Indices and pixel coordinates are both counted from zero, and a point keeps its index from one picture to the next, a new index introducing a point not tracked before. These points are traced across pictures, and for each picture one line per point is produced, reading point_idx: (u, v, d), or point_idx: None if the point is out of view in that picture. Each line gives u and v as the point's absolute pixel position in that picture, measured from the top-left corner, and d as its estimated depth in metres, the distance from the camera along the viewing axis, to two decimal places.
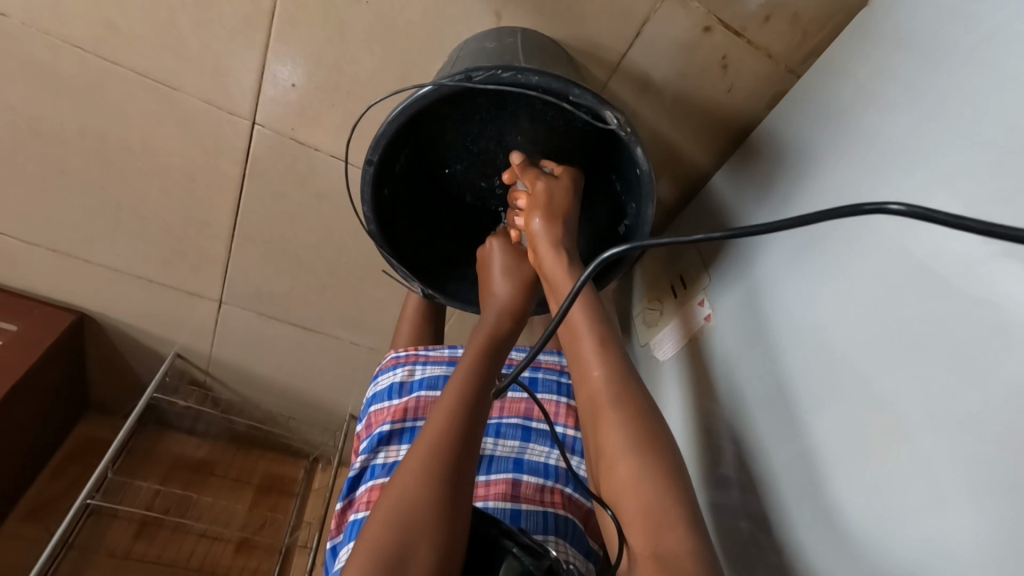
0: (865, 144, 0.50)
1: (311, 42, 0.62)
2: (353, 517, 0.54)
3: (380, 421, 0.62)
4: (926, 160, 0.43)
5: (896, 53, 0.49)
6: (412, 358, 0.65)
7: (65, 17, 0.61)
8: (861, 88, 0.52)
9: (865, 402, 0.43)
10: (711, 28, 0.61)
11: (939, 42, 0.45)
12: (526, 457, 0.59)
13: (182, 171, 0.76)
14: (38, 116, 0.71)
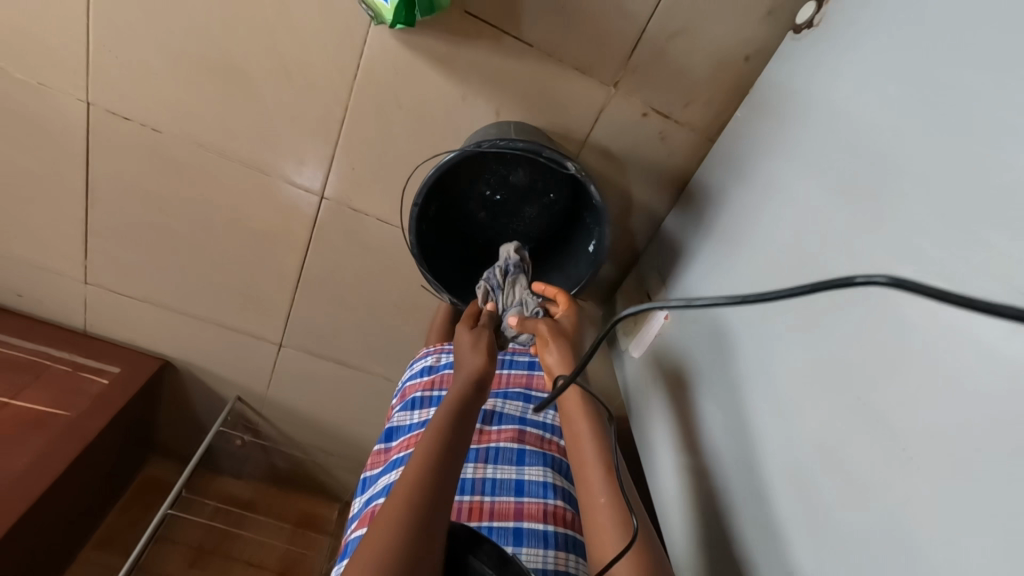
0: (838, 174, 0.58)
1: (369, 139, 0.89)
2: (395, 457, 0.69)
3: (413, 391, 0.78)
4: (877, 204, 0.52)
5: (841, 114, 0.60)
6: (439, 348, 0.81)
7: (200, 128, 0.89)
8: (810, 142, 0.64)
9: (867, 425, 0.48)
10: (647, 114, 0.87)
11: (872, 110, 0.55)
12: (528, 415, 0.72)
13: (264, 234, 1.00)
14: (165, 198, 0.96)
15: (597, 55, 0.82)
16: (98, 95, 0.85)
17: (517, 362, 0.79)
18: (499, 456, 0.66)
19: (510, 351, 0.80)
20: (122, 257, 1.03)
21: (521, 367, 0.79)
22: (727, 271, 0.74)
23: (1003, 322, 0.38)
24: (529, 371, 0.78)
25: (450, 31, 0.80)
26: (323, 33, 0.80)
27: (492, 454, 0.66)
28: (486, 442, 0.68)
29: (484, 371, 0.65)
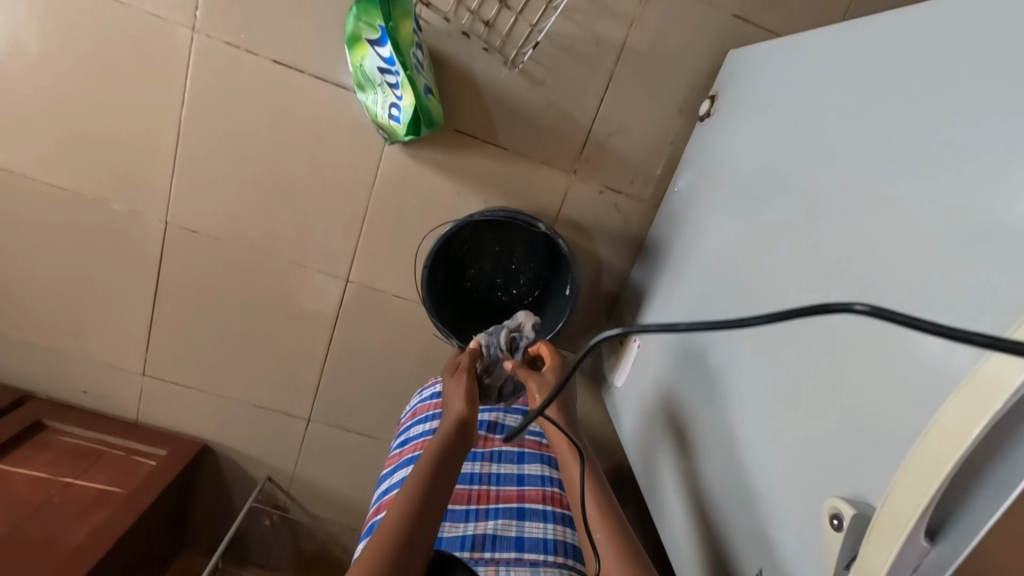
0: (781, 184, 0.71)
1: (386, 231, 1.12)
2: (413, 455, 0.75)
3: (424, 409, 0.83)
4: (832, 203, 0.61)
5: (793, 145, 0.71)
6: None
7: (252, 234, 1.12)
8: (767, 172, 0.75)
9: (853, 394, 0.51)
10: (602, 191, 1.11)
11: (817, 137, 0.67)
12: (526, 425, 0.83)
13: (298, 317, 1.19)
14: (219, 294, 1.17)
15: (557, 152, 1.07)
16: (175, 216, 1.10)
17: None
18: (502, 457, 0.77)
19: None
20: (178, 349, 1.21)
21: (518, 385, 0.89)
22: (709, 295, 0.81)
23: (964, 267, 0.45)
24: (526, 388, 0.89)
25: (444, 145, 1.06)
26: (349, 155, 1.07)
27: (496, 456, 0.78)
28: (491, 447, 0.79)
29: (466, 415, 0.71)
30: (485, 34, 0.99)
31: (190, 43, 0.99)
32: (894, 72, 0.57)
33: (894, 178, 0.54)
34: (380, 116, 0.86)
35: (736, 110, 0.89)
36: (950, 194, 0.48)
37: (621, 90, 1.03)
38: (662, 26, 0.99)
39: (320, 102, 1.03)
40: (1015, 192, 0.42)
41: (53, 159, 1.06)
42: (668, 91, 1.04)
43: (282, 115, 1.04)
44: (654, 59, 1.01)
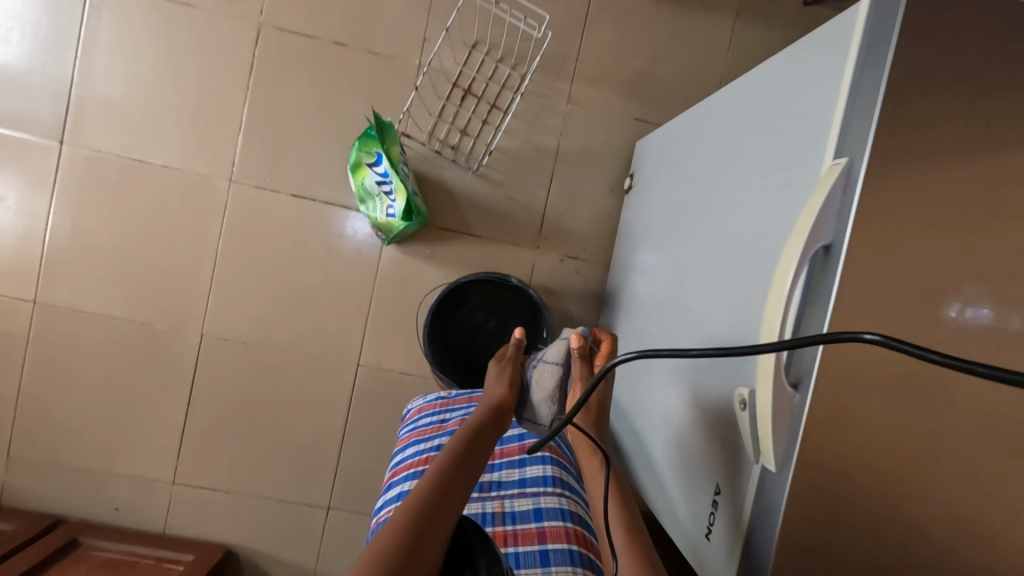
0: (698, 194, 0.91)
1: (390, 316, 1.34)
2: (422, 437, 0.89)
3: (429, 406, 0.97)
4: (724, 195, 0.80)
5: (701, 168, 0.92)
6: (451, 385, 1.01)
7: (276, 334, 1.32)
8: (687, 194, 0.95)
9: (746, 317, 0.67)
10: (564, 260, 1.35)
11: (715, 154, 0.87)
12: None
13: (316, 405, 1.33)
14: (246, 392, 1.32)
15: (520, 234, 1.34)
16: (211, 328, 1.30)
17: None
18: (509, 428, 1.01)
19: None
20: (207, 452, 1.32)
21: None
22: (664, 299, 0.98)
23: (786, 205, 0.64)
24: None
25: (431, 240, 1.32)
26: (355, 257, 1.32)
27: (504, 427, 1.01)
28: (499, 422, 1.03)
29: (502, 405, 0.82)
30: (452, 154, 1.31)
31: (227, 191, 1.29)
32: (751, 94, 0.79)
33: (751, 169, 0.73)
34: (380, 217, 1.12)
35: (652, 170, 1.17)
36: (775, 171, 0.67)
37: (562, 180, 1.34)
38: (583, 132, 1.34)
39: (329, 221, 1.31)
40: (807, 145, 0.62)
41: (111, 296, 1.28)
42: (599, 176, 1.34)
43: (301, 233, 1.31)
44: (582, 155, 1.34)
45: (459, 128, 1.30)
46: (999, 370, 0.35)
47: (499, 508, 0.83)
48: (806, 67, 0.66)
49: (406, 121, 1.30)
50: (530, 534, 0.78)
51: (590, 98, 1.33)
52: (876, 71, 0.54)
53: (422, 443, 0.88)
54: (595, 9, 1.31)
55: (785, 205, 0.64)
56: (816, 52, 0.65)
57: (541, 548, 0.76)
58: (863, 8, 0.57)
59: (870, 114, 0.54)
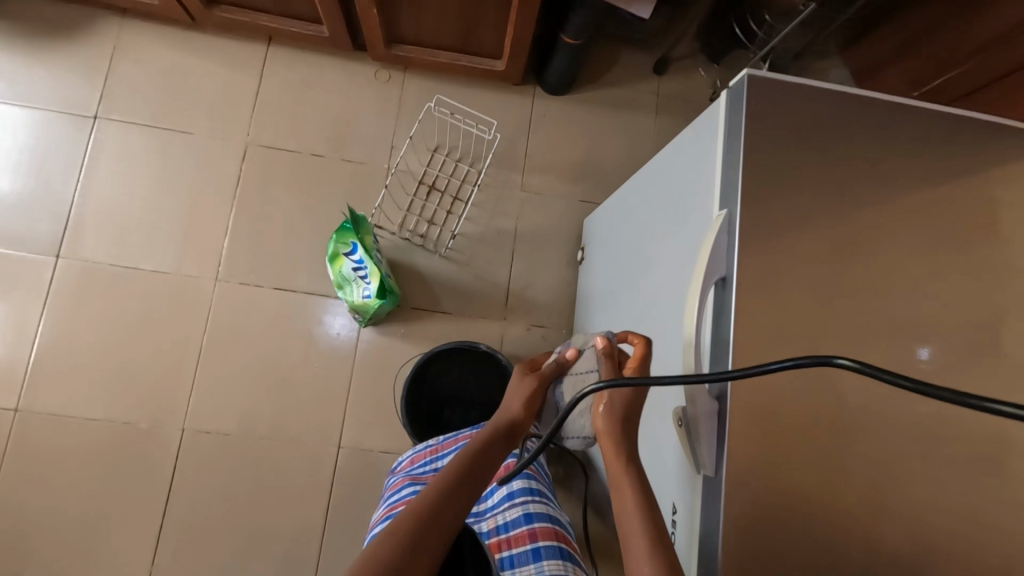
0: (630, 256, 1.06)
1: (369, 395, 1.39)
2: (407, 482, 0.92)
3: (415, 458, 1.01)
4: (648, 254, 0.95)
5: (630, 234, 1.08)
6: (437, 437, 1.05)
7: (257, 423, 1.35)
8: (623, 257, 1.10)
9: (672, 350, 0.79)
10: (531, 328, 1.46)
11: (638, 222, 1.04)
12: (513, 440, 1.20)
13: (297, 494, 1.32)
14: (225, 486, 1.31)
15: (488, 307, 1.46)
16: (193, 422, 1.33)
17: None
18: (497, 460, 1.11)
19: None
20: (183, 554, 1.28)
21: None
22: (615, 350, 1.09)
23: (687, 255, 0.78)
24: None
25: (405, 319, 1.43)
26: (335, 341, 1.40)
27: None
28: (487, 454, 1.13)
29: (515, 421, 0.76)
30: (422, 241, 1.46)
31: (213, 289, 1.38)
32: (657, 172, 0.97)
33: (663, 229, 0.89)
34: (357, 300, 1.23)
35: (594, 242, 1.35)
36: (678, 229, 0.83)
37: (522, 256, 1.48)
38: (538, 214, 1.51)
39: (310, 309, 1.41)
40: (697, 206, 0.78)
41: (94, 398, 1.32)
42: (555, 251, 1.49)
43: (283, 323, 1.39)
44: (538, 234, 1.49)
45: (426, 219, 1.46)
46: (961, 396, 0.43)
47: (493, 524, 0.96)
48: (689, 148, 0.84)
49: (378, 215, 1.45)
50: (522, 536, 0.91)
51: (541, 185, 1.52)
52: (736, 145, 0.71)
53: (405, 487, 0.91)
54: (537, 114, 1.54)
55: (687, 254, 0.78)
56: (698, 133, 0.82)
57: (533, 546, 0.89)
58: (723, 101, 0.75)
59: (735, 178, 0.70)
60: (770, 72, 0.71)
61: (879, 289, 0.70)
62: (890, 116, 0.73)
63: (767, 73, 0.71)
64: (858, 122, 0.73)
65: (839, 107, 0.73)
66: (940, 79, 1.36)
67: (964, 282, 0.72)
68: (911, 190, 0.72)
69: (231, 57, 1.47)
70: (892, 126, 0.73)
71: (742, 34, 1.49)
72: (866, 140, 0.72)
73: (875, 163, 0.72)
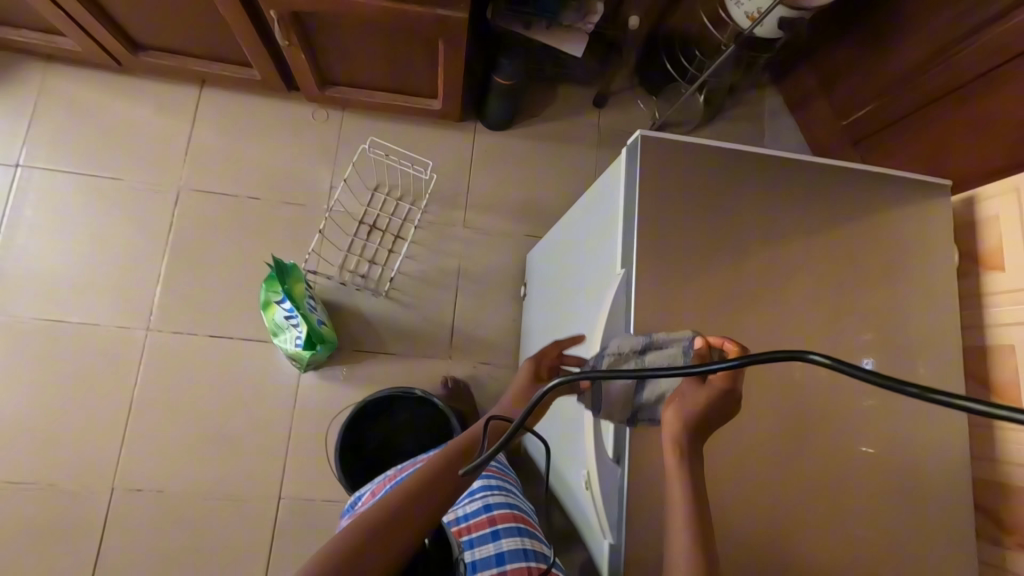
0: (560, 302, 1.07)
1: (311, 441, 1.36)
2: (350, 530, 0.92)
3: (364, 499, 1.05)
4: (571, 303, 0.97)
5: (560, 279, 1.10)
6: (393, 473, 1.11)
7: (193, 477, 1.30)
8: (555, 300, 1.12)
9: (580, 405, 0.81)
10: (476, 364, 1.45)
11: (565, 269, 1.05)
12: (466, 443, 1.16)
13: (236, 548, 1.28)
14: (158, 545, 1.26)
15: (433, 345, 1.44)
16: (123, 479, 1.28)
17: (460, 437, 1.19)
18: None
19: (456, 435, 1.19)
20: None
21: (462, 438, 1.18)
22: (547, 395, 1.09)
23: (596, 311, 0.80)
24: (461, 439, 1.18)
25: (347, 361, 1.40)
26: (274, 386, 1.37)
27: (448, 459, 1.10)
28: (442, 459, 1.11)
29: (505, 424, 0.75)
30: (364, 282, 1.44)
31: (145, 339, 1.34)
32: (580, 220, 0.98)
33: (582, 281, 0.91)
34: (291, 348, 1.20)
35: (534, 280, 1.35)
36: (592, 281, 0.84)
37: (467, 293, 1.48)
38: (481, 250, 1.51)
39: (247, 355, 1.37)
40: (605, 262, 0.79)
41: (16, 460, 1.26)
42: (499, 286, 1.50)
43: (219, 371, 1.36)
44: (481, 269, 1.50)
45: (367, 259, 1.45)
46: (926, 394, 0.33)
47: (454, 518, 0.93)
48: (601, 202, 0.86)
49: (313, 259, 1.43)
50: (482, 521, 0.91)
51: (484, 220, 1.52)
52: (632, 204, 0.73)
53: None
54: (478, 149, 1.55)
55: (596, 310, 0.80)
56: (606, 186, 0.84)
57: (492, 529, 0.88)
58: (622, 159, 0.77)
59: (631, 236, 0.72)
60: (660, 133, 0.73)
61: (779, 339, 0.72)
62: (785, 169, 0.75)
63: (656, 134, 0.73)
64: (754, 176, 0.75)
65: (735, 162, 0.75)
66: (863, 110, 1.31)
67: (862, 328, 0.73)
68: (808, 240, 0.74)
69: (161, 100, 1.44)
70: (788, 178, 0.75)
71: (674, 68, 1.53)
72: (761, 194, 0.75)
73: (772, 215, 0.74)
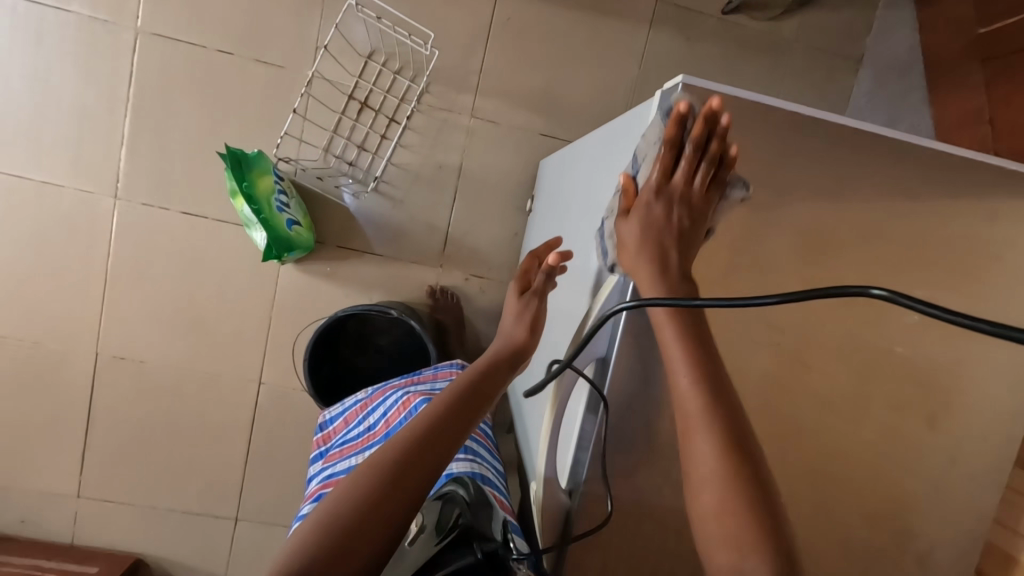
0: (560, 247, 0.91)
1: (290, 335, 1.32)
2: (323, 467, 0.94)
3: (336, 427, 1.03)
4: (568, 261, 0.81)
5: (565, 219, 0.92)
6: (367, 393, 1.08)
7: (173, 353, 1.31)
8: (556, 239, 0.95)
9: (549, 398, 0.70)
10: (468, 279, 1.33)
11: (572, 212, 0.87)
12: (441, 369, 1.08)
13: (218, 422, 1.33)
14: (146, 410, 1.32)
15: (424, 252, 1.31)
16: (106, 348, 1.29)
17: (439, 364, 1.10)
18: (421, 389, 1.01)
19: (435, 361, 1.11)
20: (112, 471, 1.33)
21: (440, 366, 1.09)
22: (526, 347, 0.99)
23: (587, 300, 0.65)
24: (436, 366, 1.09)
25: (330, 258, 1.29)
26: (252, 274, 1.29)
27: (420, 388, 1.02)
28: (414, 385, 1.04)
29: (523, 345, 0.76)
30: (351, 170, 1.26)
31: (113, 209, 1.24)
32: (598, 158, 0.78)
33: (583, 244, 0.74)
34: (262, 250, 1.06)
35: (541, 199, 1.16)
36: (592, 255, 0.68)
37: (465, 199, 1.30)
38: (487, 148, 1.29)
39: (222, 239, 1.27)
40: (609, 242, 0.62)
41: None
42: (504, 194, 1.31)
43: (194, 251, 1.27)
44: (486, 172, 1.30)
45: (356, 143, 1.25)
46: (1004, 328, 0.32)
47: None
48: (622, 151, 0.65)
49: (290, 140, 1.24)
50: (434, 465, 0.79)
51: (495, 112, 1.27)
52: (651, 176, 0.54)
53: (320, 474, 0.93)
54: (498, 16, 1.24)
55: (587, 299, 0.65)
56: (628, 131, 0.65)
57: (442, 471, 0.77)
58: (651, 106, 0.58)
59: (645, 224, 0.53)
60: (708, 80, 0.54)
61: (802, 375, 0.57)
62: (866, 152, 0.55)
63: (702, 80, 0.54)
64: (823, 155, 0.54)
65: (801, 134, 0.54)
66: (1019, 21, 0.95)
67: (914, 374, 0.57)
68: (868, 253, 0.56)
69: None
70: (865, 165, 0.55)
71: None
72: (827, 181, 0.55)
73: (830, 214, 0.56)
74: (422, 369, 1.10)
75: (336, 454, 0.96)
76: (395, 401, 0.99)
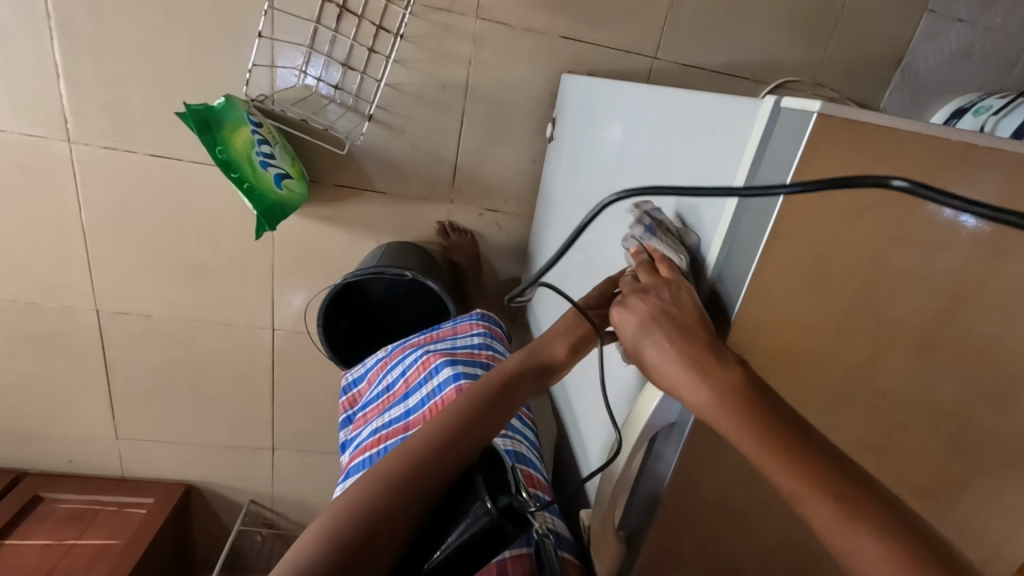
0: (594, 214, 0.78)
1: (296, 281, 1.24)
2: (350, 436, 0.92)
3: (358, 392, 1.00)
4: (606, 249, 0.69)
5: (599, 177, 0.78)
6: (387, 348, 1.04)
7: (178, 305, 1.24)
8: (588, 197, 0.82)
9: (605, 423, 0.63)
10: (482, 214, 1.21)
11: (609, 177, 0.73)
12: (459, 321, 1.03)
13: (239, 366, 1.32)
14: (162, 360, 1.30)
15: (431, 186, 1.17)
16: (104, 303, 1.22)
17: (457, 318, 1.04)
18: (439, 345, 0.95)
19: (453, 317, 1.05)
20: (142, 415, 1.36)
21: (458, 319, 1.04)
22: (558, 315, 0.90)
23: None
24: (453, 322, 1.03)
25: (327, 198, 1.15)
26: (244, 220, 1.17)
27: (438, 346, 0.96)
28: (431, 342, 0.98)
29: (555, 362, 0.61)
30: (337, 94, 1.06)
31: (70, 154, 1.07)
32: (650, 121, 0.62)
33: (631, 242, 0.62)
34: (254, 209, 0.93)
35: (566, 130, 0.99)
36: None
37: (474, 122, 1.12)
38: (499, 60, 1.07)
39: (204, 182, 1.12)
40: None
41: None
42: (519, 114, 1.12)
43: (173, 197, 1.13)
44: (497, 87, 1.09)
45: (340, 61, 1.03)
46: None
47: None
48: (693, 139, 0.51)
49: (260, 67, 1.03)
50: None
51: (508, 11, 1.03)
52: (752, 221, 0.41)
53: (348, 446, 0.90)
54: None
55: None
56: (716, 129, 0.47)
57: None
58: (759, 124, 0.40)
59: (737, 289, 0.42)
60: (857, 106, 0.36)
61: None
62: None
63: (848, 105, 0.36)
64: (1008, 185, 0.38)
65: (987, 156, 0.37)
66: None
67: None
68: None
69: None
70: None
71: None
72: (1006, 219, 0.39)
73: (1001, 262, 0.41)
74: (442, 324, 1.05)
75: (360, 421, 0.93)
76: (414, 361, 0.93)
